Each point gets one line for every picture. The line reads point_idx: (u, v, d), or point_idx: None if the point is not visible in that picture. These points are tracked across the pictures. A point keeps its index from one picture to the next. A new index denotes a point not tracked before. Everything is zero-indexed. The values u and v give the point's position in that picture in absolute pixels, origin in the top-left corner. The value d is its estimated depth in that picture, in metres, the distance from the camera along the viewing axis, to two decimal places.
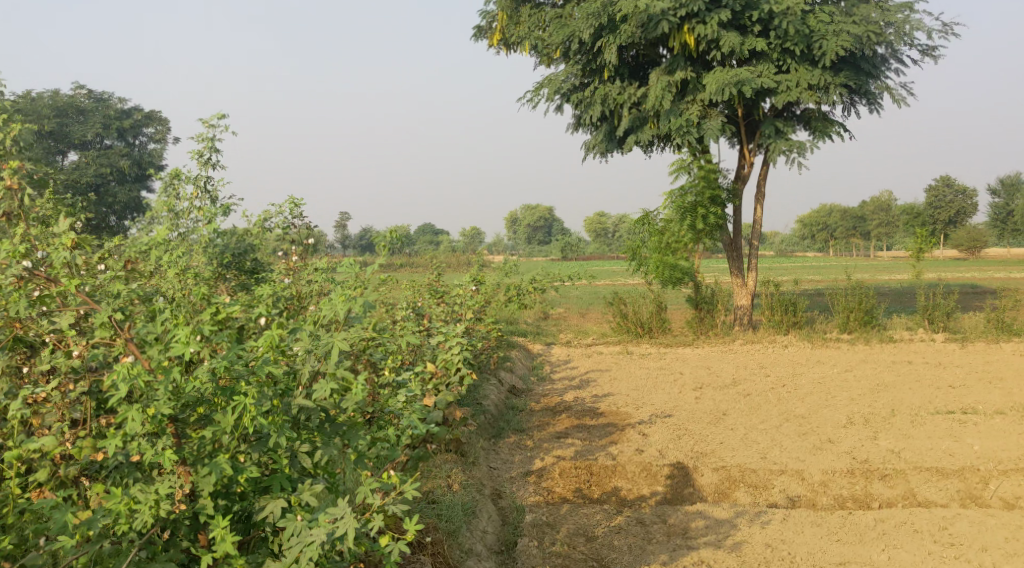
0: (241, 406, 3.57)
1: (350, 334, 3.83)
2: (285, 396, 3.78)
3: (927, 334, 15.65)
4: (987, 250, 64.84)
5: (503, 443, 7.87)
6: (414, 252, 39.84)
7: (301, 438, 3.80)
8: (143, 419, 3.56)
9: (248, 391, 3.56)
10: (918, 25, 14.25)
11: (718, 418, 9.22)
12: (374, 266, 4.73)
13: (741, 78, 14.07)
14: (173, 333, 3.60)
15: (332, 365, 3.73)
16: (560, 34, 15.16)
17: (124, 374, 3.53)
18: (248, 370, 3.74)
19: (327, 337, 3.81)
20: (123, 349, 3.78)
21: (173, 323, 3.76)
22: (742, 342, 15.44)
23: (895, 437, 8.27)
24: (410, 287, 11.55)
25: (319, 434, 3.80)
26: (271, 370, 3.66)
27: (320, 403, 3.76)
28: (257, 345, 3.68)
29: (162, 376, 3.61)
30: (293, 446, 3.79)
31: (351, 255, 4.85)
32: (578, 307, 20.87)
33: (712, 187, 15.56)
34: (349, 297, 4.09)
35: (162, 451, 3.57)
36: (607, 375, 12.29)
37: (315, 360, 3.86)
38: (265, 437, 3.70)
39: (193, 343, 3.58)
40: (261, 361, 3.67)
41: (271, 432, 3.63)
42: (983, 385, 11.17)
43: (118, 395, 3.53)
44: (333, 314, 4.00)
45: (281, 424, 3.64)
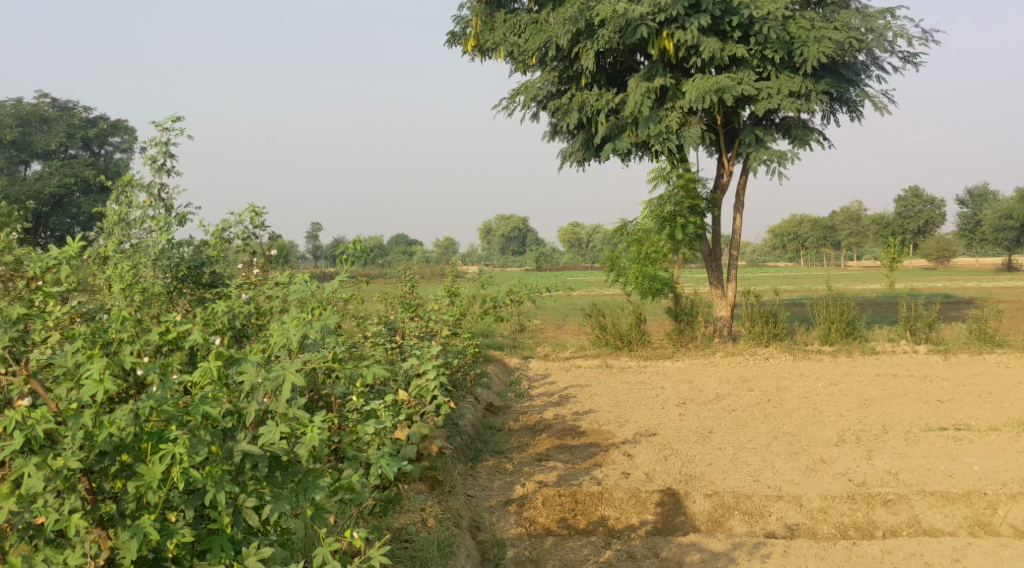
0: (170, 457, 3.21)
1: (304, 366, 3.48)
2: (227, 440, 3.38)
3: (909, 346, 15.41)
4: (955, 261, 65.53)
5: (481, 467, 7.43)
6: (386, 263, 39.36)
7: (246, 491, 3.39)
8: (49, 474, 3.19)
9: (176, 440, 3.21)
10: (899, 31, 14.00)
11: (704, 437, 8.84)
12: (339, 285, 4.33)
13: (721, 86, 13.72)
14: (84, 370, 3.22)
15: (283, 406, 3.36)
16: (537, 39, 14.81)
17: (20, 421, 3.19)
18: (182, 411, 3.33)
19: (279, 369, 3.45)
20: (22, 386, 3.38)
21: (88, 354, 3.40)
22: (723, 354, 15.10)
23: (890, 457, 7.93)
24: (381, 300, 11.08)
25: (269, 485, 3.40)
26: (209, 410, 3.29)
27: (268, 449, 3.36)
28: (194, 378, 3.35)
29: (70, 422, 3.23)
30: (238, 501, 3.37)
31: (305, 272, 4.42)
32: (554, 319, 20.45)
33: (691, 197, 15.24)
34: (306, 322, 3.72)
35: (70, 512, 3.19)
36: (587, 390, 11.87)
37: (265, 397, 3.47)
38: (201, 491, 3.32)
39: (105, 380, 3.19)
40: (198, 400, 3.33)
41: (208, 487, 3.26)
42: (972, 399, 10.88)
43: (15, 446, 3.18)
44: (286, 341, 3.73)
45: (220, 477, 3.27)
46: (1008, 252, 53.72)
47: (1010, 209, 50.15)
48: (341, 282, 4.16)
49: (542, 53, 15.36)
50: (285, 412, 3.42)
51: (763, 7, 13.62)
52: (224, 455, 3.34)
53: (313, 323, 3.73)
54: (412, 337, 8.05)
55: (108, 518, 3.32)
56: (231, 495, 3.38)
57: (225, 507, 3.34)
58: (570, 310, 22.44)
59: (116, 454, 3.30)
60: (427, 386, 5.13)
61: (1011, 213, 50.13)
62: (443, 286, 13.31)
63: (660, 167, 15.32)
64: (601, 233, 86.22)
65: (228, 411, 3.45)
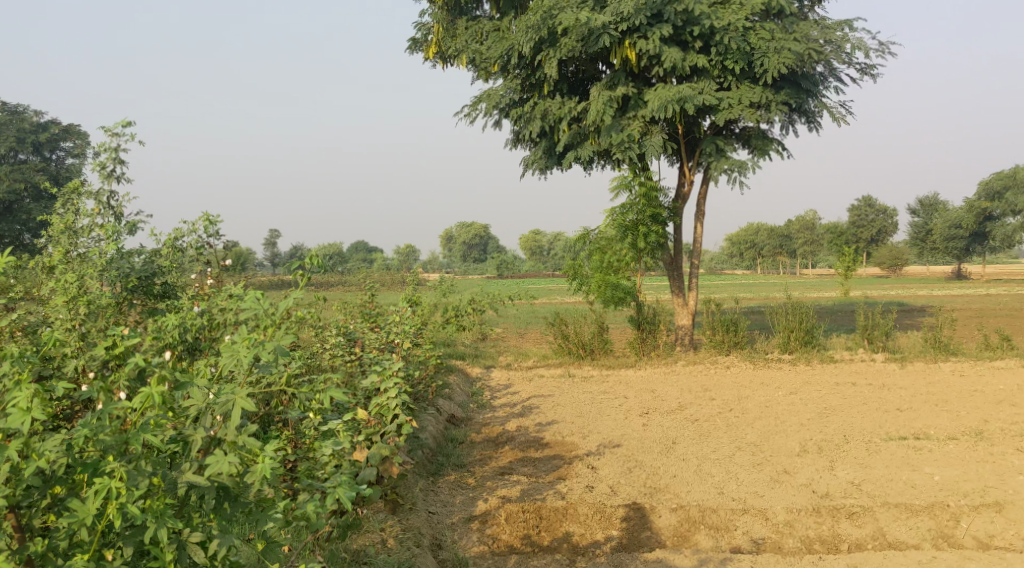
0: (107, 491, 3.55)
1: (249, 394, 3.84)
2: (170, 473, 3.72)
3: (867, 354, 15.54)
4: (907, 269, 66.67)
5: (443, 482, 7.30)
6: (345, 271, 38.91)
7: (190, 526, 3.75)
8: None
9: (113, 475, 3.56)
10: (857, 43, 14.13)
11: (668, 448, 8.78)
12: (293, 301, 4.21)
13: (683, 95, 13.74)
14: (12, 401, 3.53)
15: (230, 436, 3.73)
16: (499, 47, 14.73)
17: None
18: (119, 442, 3.63)
19: (226, 395, 3.82)
20: None
21: (15, 382, 3.67)
22: (684, 363, 15.09)
23: (853, 468, 7.94)
24: (341, 310, 10.87)
25: (216, 519, 3.77)
26: (149, 439, 3.62)
27: (211, 481, 3.70)
28: (135, 406, 3.68)
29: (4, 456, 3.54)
30: (183, 538, 3.72)
31: (261, 285, 4.38)
32: (515, 328, 20.31)
33: (652, 206, 15.25)
34: (256, 344, 3.85)
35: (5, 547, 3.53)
36: (550, 401, 11.76)
37: (210, 425, 3.83)
38: (141, 528, 3.66)
39: (34, 414, 3.50)
40: (138, 430, 3.65)
41: (149, 524, 3.61)
42: (930, 408, 10.97)
43: None
44: (236, 361, 3.83)
45: (161, 513, 3.63)
46: (958, 260, 54.76)
47: (960, 218, 51.14)
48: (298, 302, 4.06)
49: (504, 61, 15.28)
50: (235, 439, 3.78)
51: (724, 17, 13.64)
52: (166, 487, 3.70)
53: (266, 344, 3.86)
54: (372, 350, 7.89)
55: (35, 557, 3.59)
56: (175, 531, 3.73)
57: (167, 545, 3.66)
58: (532, 318, 22.32)
59: (48, 487, 3.62)
60: (388, 404, 5.25)
61: (961, 222, 51.13)
62: (404, 295, 13.15)
63: (622, 176, 15.32)
64: (562, 240, 86.37)
65: (172, 437, 3.83)
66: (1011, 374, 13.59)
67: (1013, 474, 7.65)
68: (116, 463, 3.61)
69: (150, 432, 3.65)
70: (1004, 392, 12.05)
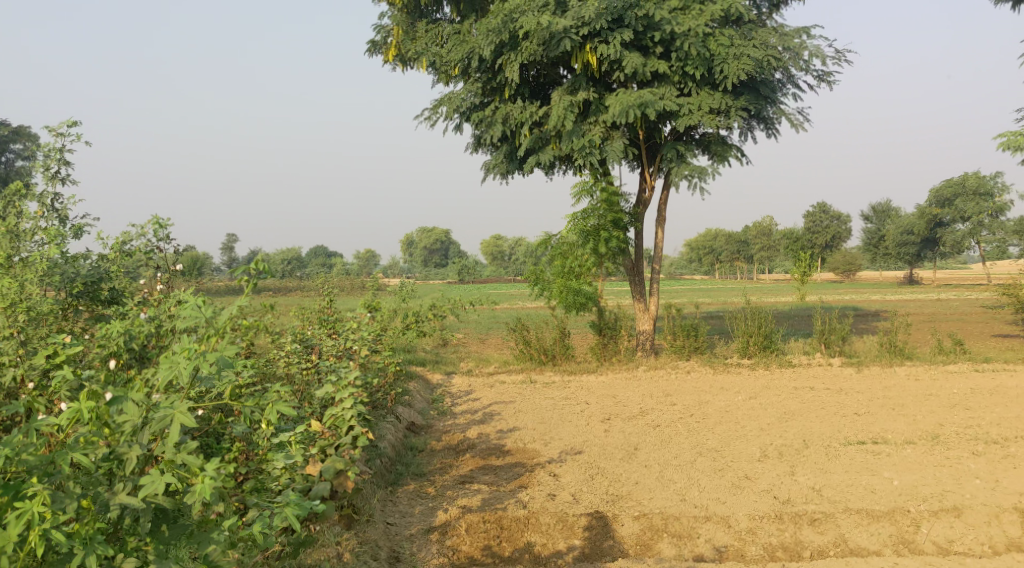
0: (32, 514, 3.66)
1: (188, 409, 3.95)
2: (102, 495, 3.85)
3: (824, 359, 15.66)
4: (861, 275, 67.76)
5: (402, 491, 7.17)
6: (303, 277, 38.44)
7: (123, 549, 3.90)
8: None
9: (37, 500, 3.66)
10: (814, 51, 14.26)
11: (630, 454, 8.73)
12: (236, 311, 4.35)
13: (644, 101, 13.75)
14: None
15: (166, 457, 3.86)
16: (459, 50, 14.66)
17: None
18: (46, 461, 3.79)
19: (164, 410, 3.94)
20: None
21: None
22: (645, 369, 15.08)
23: (813, 473, 7.95)
24: (298, 316, 10.67)
25: (152, 539, 3.92)
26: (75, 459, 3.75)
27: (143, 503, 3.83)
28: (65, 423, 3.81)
29: None
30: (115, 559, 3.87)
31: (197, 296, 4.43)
32: (476, 334, 20.16)
33: (614, 211, 15.25)
34: (198, 355, 4.04)
35: None
36: (511, 407, 11.65)
37: (146, 444, 3.96)
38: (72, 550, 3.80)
39: None
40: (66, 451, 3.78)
41: (77, 549, 3.74)
42: (887, 412, 11.06)
43: None
44: (177, 372, 4.04)
45: (89, 538, 3.76)
46: (910, 266, 55.75)
47: (912, 225, 52.09)
48: (238, 312, 4.23)
49: (465, 65, 15.20)
50: (174, 457, 3.92)
51: (684, 23, 13.66)
52: (98, 509, 3.84)
53: (206, 356, 4.07)
54: (329, 357, 7.73)
55: None
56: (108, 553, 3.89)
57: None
58: (494, 324, 22.20)
59: None
60: (342, 416, 5.18)
61: (913, 229, 52.10)
62: (363, 301, 12.96)
63: (583, 181, 15.30)
64: (522, 246, 86.42)
65: (105, 456, 3.93)
66: (964, 378, 13.78)
67: (970, 477, 7.71)
68: (40, 487, 3.71)
69: (79, 453, 3.79)
70: (958, 395, 12.19)
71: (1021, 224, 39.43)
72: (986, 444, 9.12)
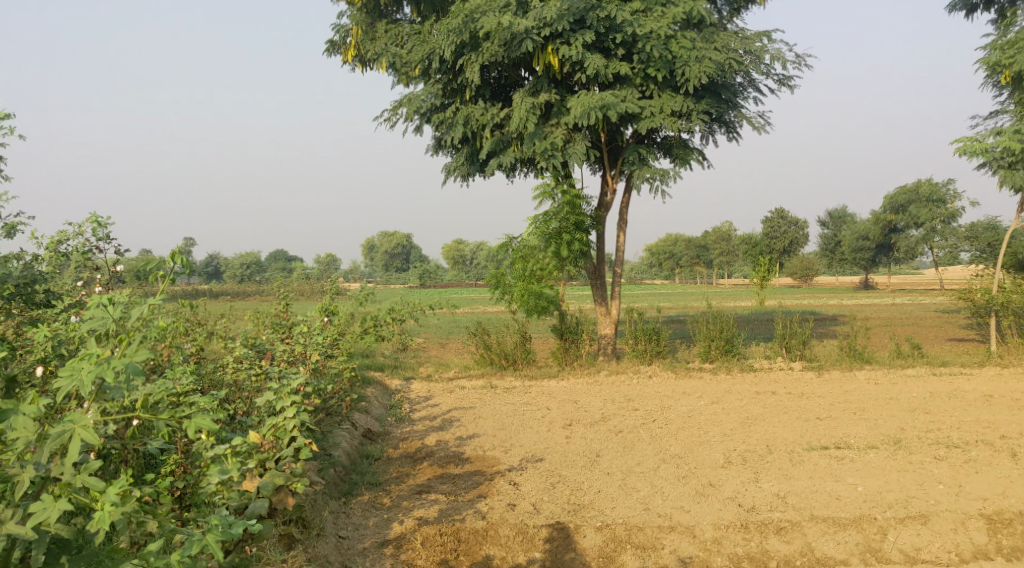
0: None
1: (89, 429, 4.11)
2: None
3: (785, 363, 15.62)
4: (817, 279, 68.50)
5: (356, 502, 6.91)
6: (259, 281, 37.60)
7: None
8: None
9: None
10: (775, 54, 14.24)
11: (592, 461, 8.54)
12: (146, 313, 4.37)
13: (606, 103, 13.60)
14: None
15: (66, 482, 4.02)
16: (419, 50, 14.41)
17: None
18: None
19: (64, 429, 4.09)
20: None
21: None
22: (607, 373, 14.93)
23: (777, 479, 7.84)
24: (253, 322, 10.35)
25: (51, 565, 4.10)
26: None
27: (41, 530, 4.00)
28: None
29: None
30: None
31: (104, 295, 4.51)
32: (437, 338, 19.84)
33: (576, 213, 15.13)
34: (102, 367, 4.13)
35: None
36: (470, 414, 11.40)
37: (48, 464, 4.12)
38: None
39: None
40: None
41: None
42: (848, 416, 11.00)
43: None
44: (78, 386, 4.11)
45: None
46: (866, 272, 56.46)
47: (867, 230, 52.69)
48: (147, 318, 4.26)
49: (425, 65, 14.94)
50: (72, 480, 4.09)
51: (646, 24, 13.54)
52: None
53: (111, 364, 4.14)
54: (280, 363, 7.43)
55: None
56: None
57: None
58: (454, 328, 21.87)
59: None
60: (283, 426, 5.21)
61: (868, 234, 52.71)
62: (320, 304, 12.63)
63: (545, 183, 15.12)
64: (483, 250, 86.06)
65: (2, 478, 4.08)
66: (923, 382, 13.81)
67: (933, 482, 7.65)
68: None
69: None
70: (918, 399, 12.21)
71: (973, 230, 40.00)
72: (948, 448, 9.08)
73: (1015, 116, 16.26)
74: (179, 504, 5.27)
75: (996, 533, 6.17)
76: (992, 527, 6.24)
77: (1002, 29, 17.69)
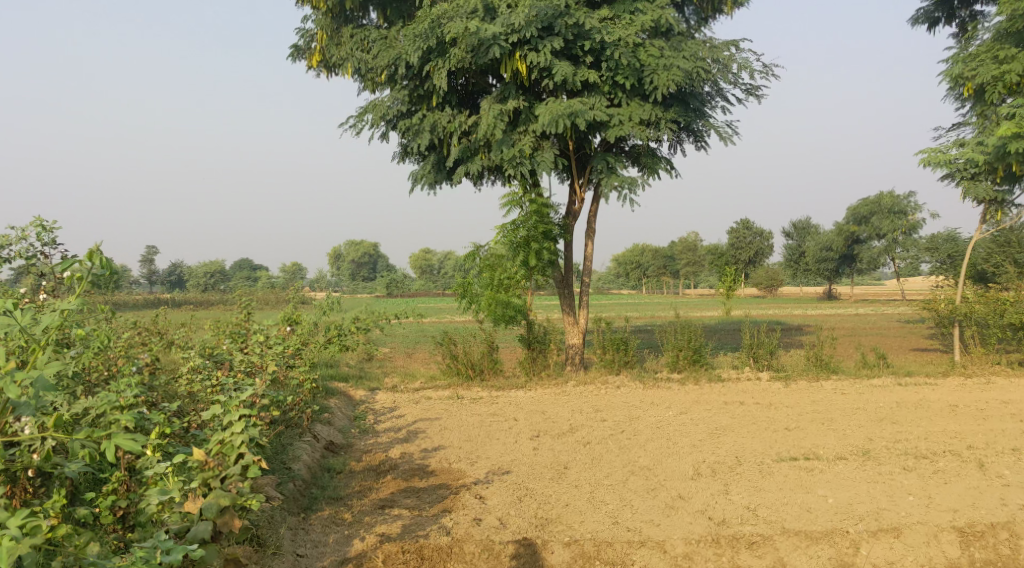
0: None
1: None
2: None
3: (753, 373, 15.57)
4: (781, 290, 68.99)
5: (315, 518, 6.68)
6: (220, 291, 36.95)
7: None
8: None
9: None
10: (743, 63, 14.23)
11: (560, 474, 8.37)
12: (56, 321, 4.51)
13: (574, 110, 13.48)
14: None
15: None
16: (385, 56, 14.24)
17: None
18: None
19: None
20: None
21: None
22: (575, 384, 14.76)
23: (747, 491, 7.72)
24: (212, 332, 10.10)
25: None
26: None
27: None
28: None
29: None
30: None
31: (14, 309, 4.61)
32: (403, 348, 19.55)
33: (545, 222, 14.87)
34: (12, 382, 4.18)
35: None
36: (436, 425, 11.18)
37: None
38: None
39: None
40: None
41: None
42: (816, 427, 10.93)
43: None
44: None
45: None
46: (830, 282, 57.01)
47: (831, 241, 53.19)
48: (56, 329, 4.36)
49: (391, 71, 14.78)
50: None
51: (614, 32, 13.52)
52: None
53: (21, 378, 4.21)
54: (237, 374, 7.15)
55: None
56: None
57: None
58: (420, 338, 21.58)
59: None
60: (231, 442, 4.98)
61: (831, 245, 53.22)
62: (282, 313, 12.38)
63: (512, 192, 14.97)
64: (450, 259, 85.76)
65: None
66: (889, 392, 13.79)
67: (903, 494, 7.57)
68: None
69: None
70: (885, 410, 12.20)
71: (933, 241, 40.56)
72: (917, 459, 9.02)
73: (978, 128, 16.42)
74: (120, 525, 5.04)
75: (968, 546, 6.14)
76: (964, 540, 6.20)
77: (964, 42, 17.89)
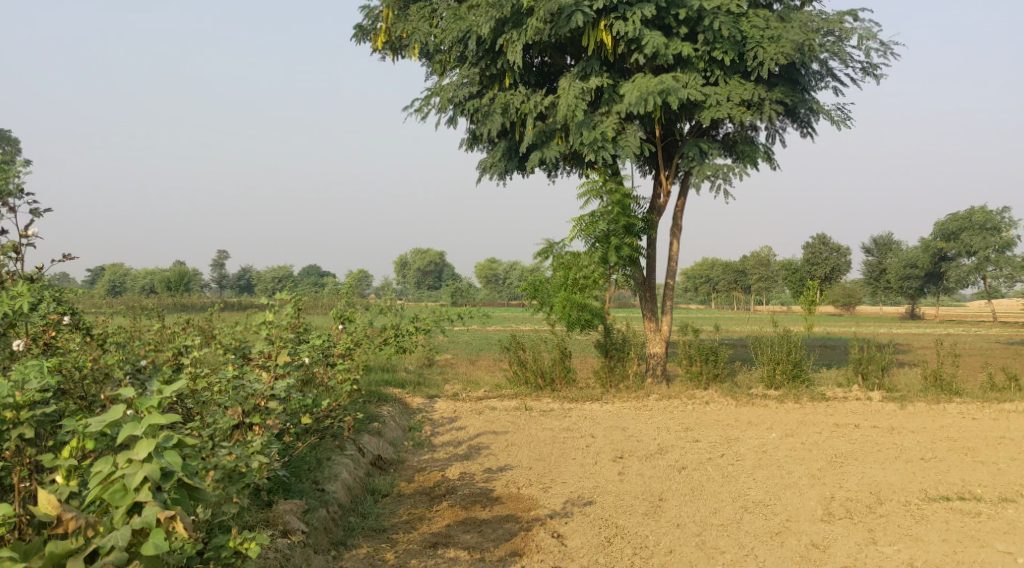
0: None
1: None
2: None
3: (863, 392, 13.62)
4: (858, 309, 65.67)
5: (350, 559, 5.26)
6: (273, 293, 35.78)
7: None
8: None
9: None
10: (861, 36, 12.46)
11: (655, 507, 6.76)
12: None
13: (666, 87, 11.81)
14: None
15: None
16: (454, 28, 12.80)
17: None
18: None
19: None
20: None
21: None
22: (658, 398, 13.04)
23: (903, 540, 6.01)
24: (247, 324, 8.70)
25: None
26: None
27: None
28: None
29: None
30: None
31: None
32: (466, 354, 18.00)
33: (627, 214, 13.24)
34: None
35: None
36: (502, 440, 9.61)
37: None
38: None
39: None
40: None
41: None
42: (960, 459, 9.03)
43: None
44: None
45: None
46: (914, 303, 53.74)
47: (916, 258, 50.03)
48: None
49: (460, 48, 13.42)
50: None
51: None
52: None
53: None
54: (260, 367, 5.79)
55: None
56: None
57: None
58: (485, 344, 19.98)
59: None
60: (120, 481, 3.59)
61: (917, 262, 49.99)
62: (331, 309, 10.89)
63: (592, 181, 13.40)
64: (516, 269, 84.16)
65: None
66: None
67: None
68: None
69: None
70: None
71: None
72: None
73: None
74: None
75: None
76: None
77: None
